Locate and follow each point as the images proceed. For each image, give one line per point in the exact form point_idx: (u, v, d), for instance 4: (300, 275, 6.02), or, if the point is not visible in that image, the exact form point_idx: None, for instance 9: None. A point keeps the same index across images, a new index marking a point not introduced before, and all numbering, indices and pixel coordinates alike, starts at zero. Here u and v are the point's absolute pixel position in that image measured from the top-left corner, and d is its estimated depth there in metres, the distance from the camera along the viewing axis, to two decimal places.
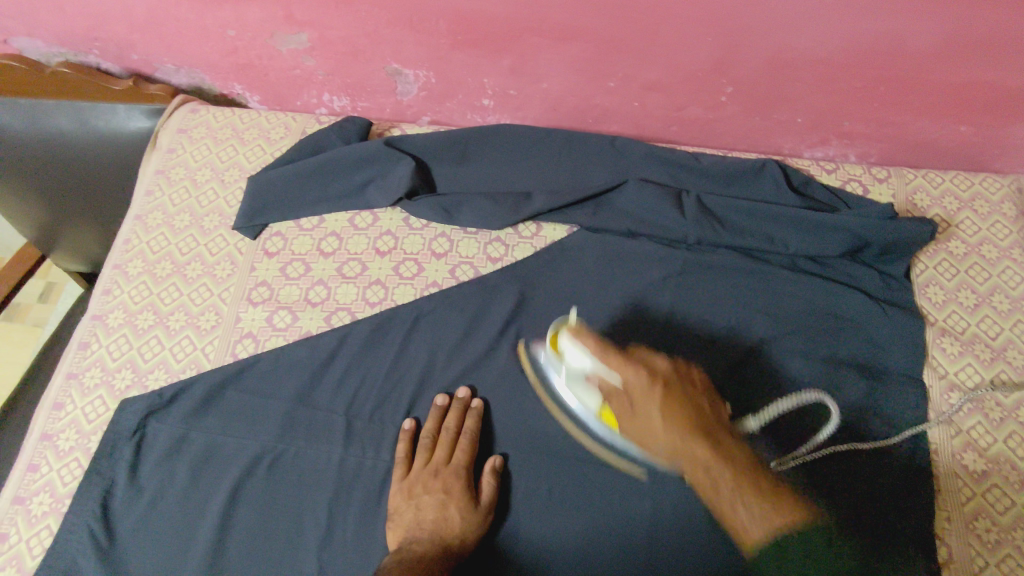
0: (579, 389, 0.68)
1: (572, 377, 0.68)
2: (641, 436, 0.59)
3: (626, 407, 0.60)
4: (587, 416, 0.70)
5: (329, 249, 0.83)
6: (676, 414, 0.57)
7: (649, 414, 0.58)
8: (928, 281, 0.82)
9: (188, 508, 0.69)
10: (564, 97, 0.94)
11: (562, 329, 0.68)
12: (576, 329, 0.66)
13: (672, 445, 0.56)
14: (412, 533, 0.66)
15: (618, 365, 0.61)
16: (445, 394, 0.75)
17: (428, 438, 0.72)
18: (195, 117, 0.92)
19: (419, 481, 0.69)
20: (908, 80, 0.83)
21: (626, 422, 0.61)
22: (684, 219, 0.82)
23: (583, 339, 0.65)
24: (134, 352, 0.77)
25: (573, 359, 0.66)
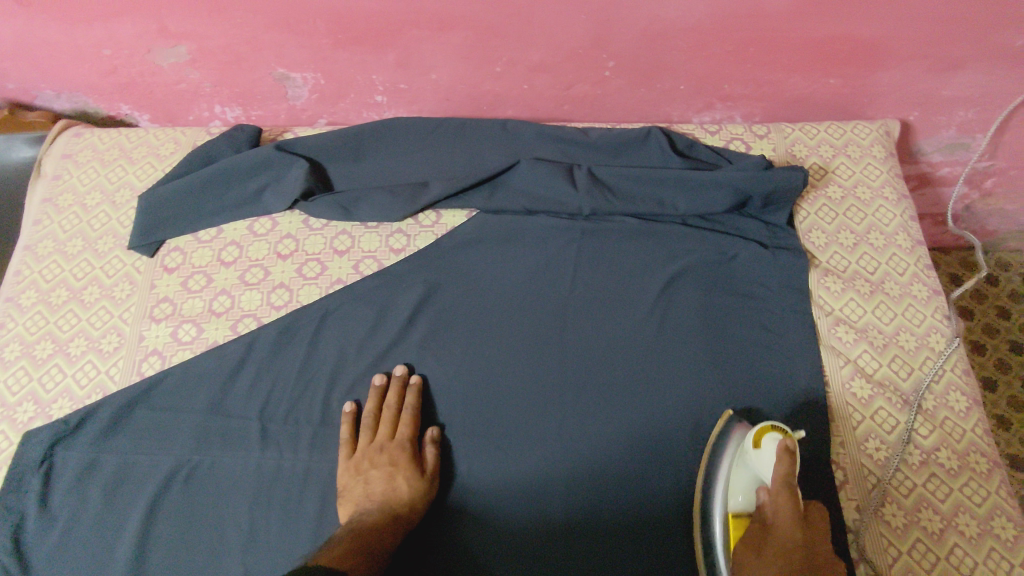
0: (733, 490, 0.67)
1: (746, 470, 0.67)
2: (756, 559, 0.59)
3: (760, 533, 0.61)
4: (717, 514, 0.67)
5: (230, 259, 0.83)
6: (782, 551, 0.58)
7: (766, 547, 0.59)
8: (811, 227, 0.88)
9: (104, 532, 0.69)
10: (455, 86, 0.95)
11: (774, 431, 0.66)
12: (786, 437, 0.65)
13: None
14: (362, 505, 0.67)
15: (778, 492, 0.62)
16: (383, 374, 0.76)
17: (370, 417, 0.73)
18: (79, 141, 0.90)
19: (367, 457, 0.71)
20: (772, 40, 0.88)
21: (741, 551, 0.61)
22: (577, 190, 0.84)
23: (779, 462, 0.63)
24: (34, 384, 0.75)
25: (765, 465, 0.65)
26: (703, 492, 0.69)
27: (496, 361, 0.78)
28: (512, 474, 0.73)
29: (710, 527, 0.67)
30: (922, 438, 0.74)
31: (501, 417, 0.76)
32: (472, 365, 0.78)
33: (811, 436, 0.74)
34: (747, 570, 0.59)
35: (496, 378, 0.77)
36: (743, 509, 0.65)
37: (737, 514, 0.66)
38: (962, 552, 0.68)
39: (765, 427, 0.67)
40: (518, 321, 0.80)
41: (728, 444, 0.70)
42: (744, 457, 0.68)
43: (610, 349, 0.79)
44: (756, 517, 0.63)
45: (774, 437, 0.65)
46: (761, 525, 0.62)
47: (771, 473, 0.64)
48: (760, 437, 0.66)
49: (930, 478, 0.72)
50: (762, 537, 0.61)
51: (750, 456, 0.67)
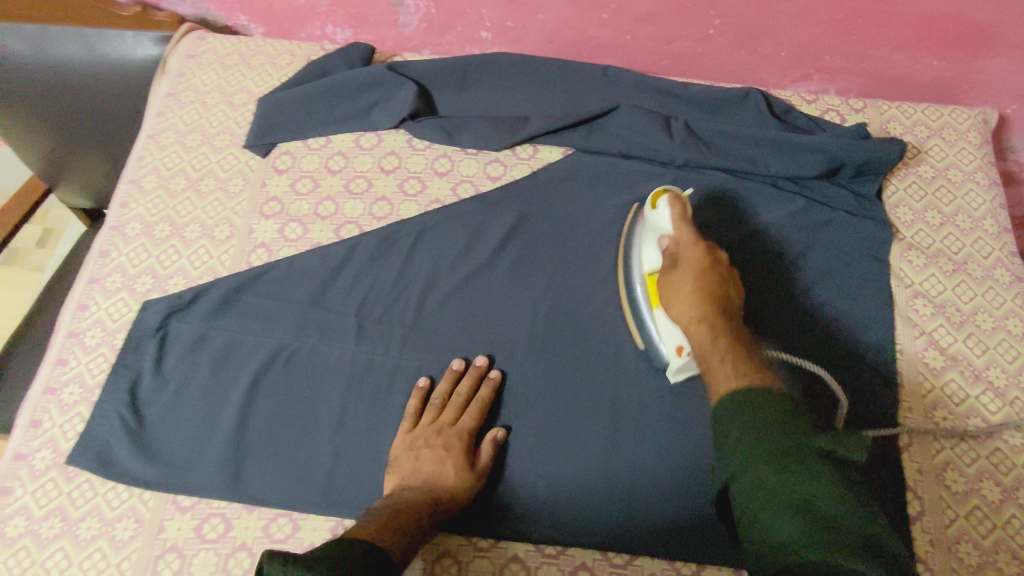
0: (645, 251, 0.76)
1: (652, 232, 0.76)
2: (676, 303, 0.67)
3: (675, 266, 0.69)
4: (640, 293, 0.76)
5: (337, 168, 0.87)
6: (704, 276, 0.66)
7: (683, 280, 0.67)
8: (898, 203, 0.89)
9: (211, 399, 0.74)
10: (559, 29, 0.98)
11: (666, 190, 0.76)
12: (675, 194, 0.75)
13: (687, 302, 0.65)
14: (406, 481, 0.68)
15: (681, 240, 0.71)
16: (463, 360, 0.77)
17: (440, 399, 0.74)
18: (203, 44, 0.94)
19: (423, 437, 0.71)
20: (884, 12, 0.89)
21: (664, 283, 0.70)
22: (671, 139, 0.87)
23: (676, 216, 0.72)
24: (153, 260, 0.80)
25: (662, 218, 0.74)
26: (630, 299, 0.78)
27: (581, 291, 0.82)
28: (589, 397, 0.77)
29: (634, 297, 0.77)
30: (989, 414, 0.76)
31: (581, 343, 0.80)
32: (559, 293, 0.82)
33: (873, 391, 0.78)
34: (673, 291, 0.68)
35: (582, 308, 0.81)
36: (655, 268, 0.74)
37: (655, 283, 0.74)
38: (1020, 524, 0.71)
39: (661, 192, 0.76)
40: (605, 257, 0.84)
41: (638, 224, 0.79)
42: (647, 221, 0.77)
43: None
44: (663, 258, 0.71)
45: (667, 195, 0.75)
46: (674, 261, 0.70)
47: (670, 223, 0.73)
48: (656, 200, 0.76)
49: (994, 452, 0.74)
50: (680, 260, 0.69)
51: (650, 217, 0.76)
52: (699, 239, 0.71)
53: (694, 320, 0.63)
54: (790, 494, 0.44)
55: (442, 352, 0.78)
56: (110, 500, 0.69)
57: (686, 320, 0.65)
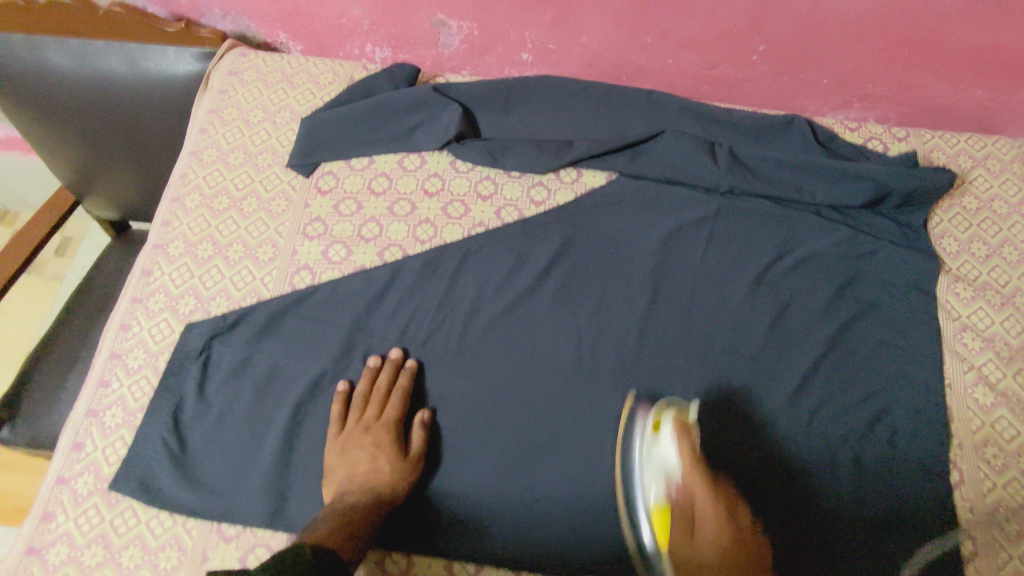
0: (647, 481, 0.70)
1: (653, 463, 0.70)
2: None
3: (693, 535, 0.65)
4: (640, 492, 0.70)
5: (380, 189, 0.86)
6: (733, 550, 0.63)
7: (707, 554, 0.63)
8: (943, 233, 0.88)
9: (255, 424, 0.72)
10: (601, 53, 0.98)
11: (671, 416, 0.71)
12: (681, 426, 0.69)
13: (709, 547, 0.64)
14: (346, 486, 0.68)
15: (707, 502, 0.66)
16: (376, 356, 0.77)
17: (360, 397, 0.74)
18: (245, 61, 0.94)
19: (353, 438, 0.71)
20: (932, 42, 0.88)
21: (677, 538, 0.65)
22: (718, 166, 0.86)
23: (683, 446, 0.68)
24: (196, 281, 0.80)
25: (668, 453, 0.69)
26: (625, 499, 0.71)
27: (627, 320, 0.81)
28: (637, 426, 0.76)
29: (632, 497, 0.71)
30: None
31: (626, 372, 0.79)
32: (604, 322, 0.81)
33: (920, 426, 0.77)
34: (694, 554, 0.64)
35: (628, 338, 0.81)
36: (663, 502, 0.68)
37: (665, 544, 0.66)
38: None
39: (664, 414, 0.72)
40: (650, 286, 0.83)
41: (635, 434, 0.73)
42: (648, 450, 0.71)
43: (732, 325, 0.82)
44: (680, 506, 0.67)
45: (671, 421, 0.70)
46: (693, 526, 0.66)
47: (677, 458, 0.68)
48: (659, 426, 0.71)
49: None
50: (696, 524, 0.66)
51: (651, 446, 0.70)
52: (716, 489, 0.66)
53: None
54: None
55: (486, 379, 0.77)
56: (153, 528, 0.68)
57: None
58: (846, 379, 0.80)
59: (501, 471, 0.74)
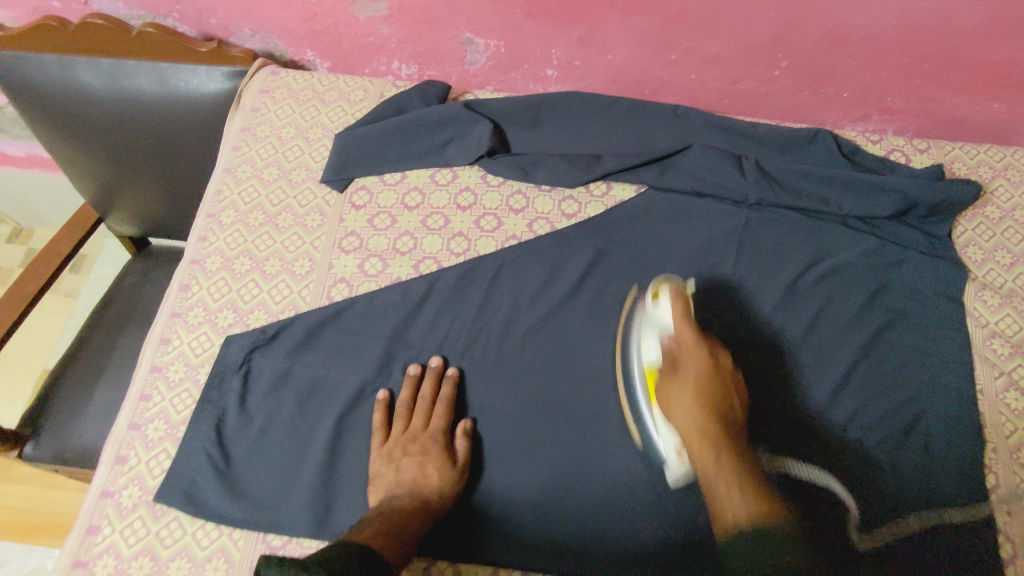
0: (643, 346, 0.76)
1: (650, 324, 0.76)
2: (678, 416, 0.68)
3: (676, 369, 0.71)
4: (635, 369, 0.76)
5: (414, 204, 0.87)
6: (707, 387, 0.68)
7: (687, 398, 0.69)
8: (968, 242, 0.89)
9: (297, 436, 0.73)
10: (625, 68, 0.99)
11: (668, 286, 0.76)
12: (675, 287, 0.76)
13: (698, 448, 0.65)
14: (393, 491, 0.68)
15: (693, 340, 0.72)
16: (419, 365, 0.78)
17: (404, 406, 0.75)
18: (276, 79, 0.95)
19: (399, 445, 0.72)
20: (950, 57, 0.90)
21: (665, 389, 0.71)
22: (745, 178, 0.88)
23: (677, 308, 0.74)
24: (234, 294, 0.80)
25: (665, 313, 0.75)
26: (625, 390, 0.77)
27: None
28: None
29: (632, 391, 0.76)
30: None
31: None
32: None
33: (951, 430, 0.79)
34: (678, 402, 0.69)
35: None
36: (654, 361, 0.74)
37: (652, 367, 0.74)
38: None
39: (661, 284, 0.78)
40: None
41: (637, 316, 0.79)
42: (647, 314, 0.77)
43: (763, 333, 0.83)
44: (669, 364, 0.72)
45: (668, 289, 0.76)
46: (675, 364, 0.72)
47: (671, 320, 0.74)
48: (658, 293, 0.77)
49: None
50: (679, 364, 0.71)
51: (651, 311, 0.77)
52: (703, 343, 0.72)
53: (696, 434, 0.66)
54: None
55: (524, 390, 0.78)
56: (199, 539, 0.68)
57: (687, 432, 0.67)
58: (875, 384, 0.81)
59: (539, 484, 0.74)
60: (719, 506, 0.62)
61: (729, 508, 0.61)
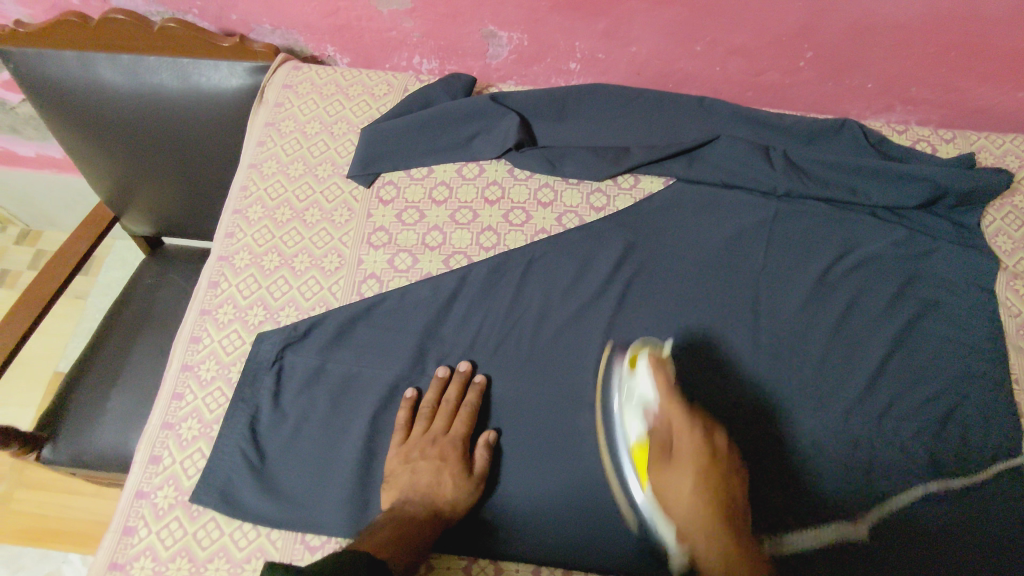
0: (625, 414, 0.73)
1: (633, 400, 0.73)
2: (672, 502, 0.66)
3: (669, 454, 0.68)
4: (619, 443, 0.73)
5: (441, 198, 0.87)
6: (707, 471, 0.66)
7: (682, 485, 0.66)
8: (997, 231, 0.89)
9: (333, 433, 0.72)
10: (649, 61, 0.99)
11: (646, 355, 0.75)
12: (654, 360, 0.74)
13: (708, 550, 0.63)
14: (406, 495, 0.68)
15: (683, 420, 0.69)
16: (447, 367, 0.76)
17: (428, 407, 0.74)
18: (299, 74, 0.93)
19: (417, 447, 0.71)
20: (978, 46, 0.90)
21: (656, 473, 0.68)
22: (774, 170, 0.87)
23: (659, 377, 0.72)
24: (263, 291, 0.80)
25: (642, 381, 0.73)
26: (607, 435, 0.74)
27: (691, 324, 0.82)
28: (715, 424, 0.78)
29: (619, 462, 0.73)
30: None
31: (692, 372, 0.81)
32: (667, 326, 0.82)
33: (983, 421, 0.79)
34: (672, 487, 0.66)
35: (693, 340, 0.81)
36: (640, 438, 0.71)
37: (640, 444, 0.71)
38: None
39: (638, 353, 0.76)
40: (715, 288, 0.84)
41: (613, 373, 0.77)
42: (626, 385, 0.75)
43: (796, 325, 0.83)
44: (655, 438, 0.70)
45: (647, 359, 0.74)
46: (666, 448, 0.69)
47: (653, 390, 0.72)
48: (635, 363, 0.75)
49: None
50: (673, 450, 0.68)
51: (630, 380, 0.74)
52: (694, 420, 0.69)
53: (699, 524, 0.64)
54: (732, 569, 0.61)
55: (558, 385, 0.77)
56: (238, 540, 0.67)
57: (686, 530, 0.65)
58: (908, 375, 0.81)
59: (574, 482, 0.73)
60: None
61: None
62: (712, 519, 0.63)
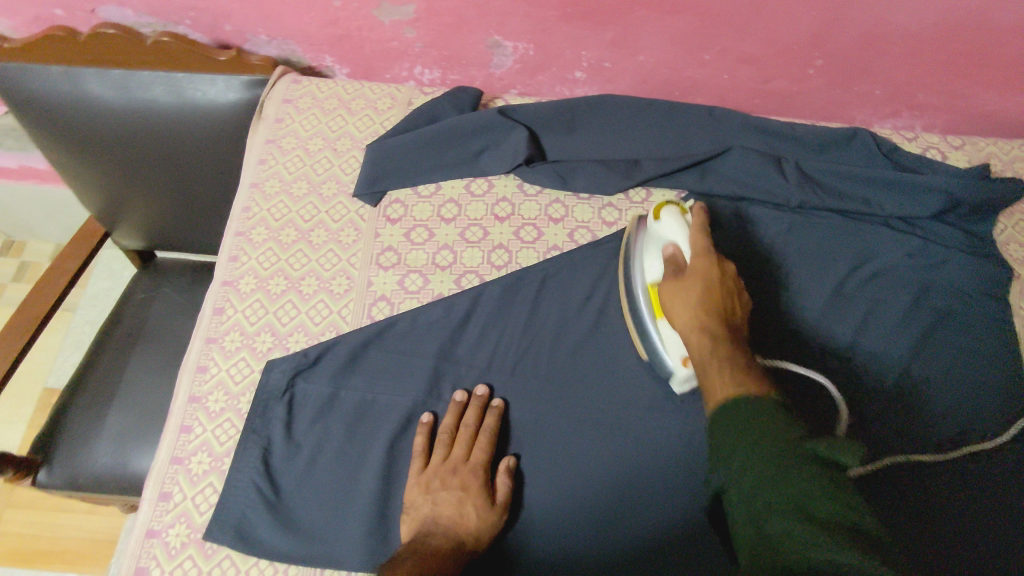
0: (645, 260, 0.73)
1: (653, 241, 0.73)
2: (679, 308, 0.65)
3: (678, 273, 0.68)
4: (636, 285, 0.74)
5: (450, 216, 0.85)
6: (712, 286, 0.65)
7: (687, 296, 0.65)
8: (1009, 240, 0.89)
9: (348, 463, 0.71)
10: (656, 69, 0.97)
11: (671, 205, 0.73)
12: (681, 208, 0.73)
13: (695, 327, 0.63)
14: (429, 527, 0.66)
15: (699, 250, 0.68)
16: (464, 391, 0.75)
17: (446, 434, 0.72)
18: (299, 88, 0.91)
19: (437, 476, 0.69)
20: (989, 53, 0.89)
21: (664, 287, 0.68)
22: (787, 181, 0.86)
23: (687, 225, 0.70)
24: (271, 317, 0.78)
25: (666, 230, 0.72)
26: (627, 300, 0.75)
27: None
28: None
29: (635, 304, 0.74)
30: None
31: None
32: None
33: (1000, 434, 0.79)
34: (676, 299, 0.65)
35: None
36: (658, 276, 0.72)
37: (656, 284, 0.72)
38: None
39: (663, 204, 0.75)
40: None
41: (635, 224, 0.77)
42: (648, 232, 0.74)
43: (813, 339, 0.82)
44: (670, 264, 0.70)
45: (672, 208, 0.73)
46: (677, 271, 0.68)
47: (681, 233, 0.71)
48: (660, 210, 0.74)
49: None
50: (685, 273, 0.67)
51: (654, 227, 0.74)
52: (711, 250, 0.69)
53: (697, 322, 0.63)
54: (788, 489, 0.46)
55: (576, 407, 0.75)
56: None
57: (688, 331, 0.64)
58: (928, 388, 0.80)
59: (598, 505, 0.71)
60: (710, 386, 0.58)
61: (721, 385, 0.57)
62: (711, 318, 0.62)
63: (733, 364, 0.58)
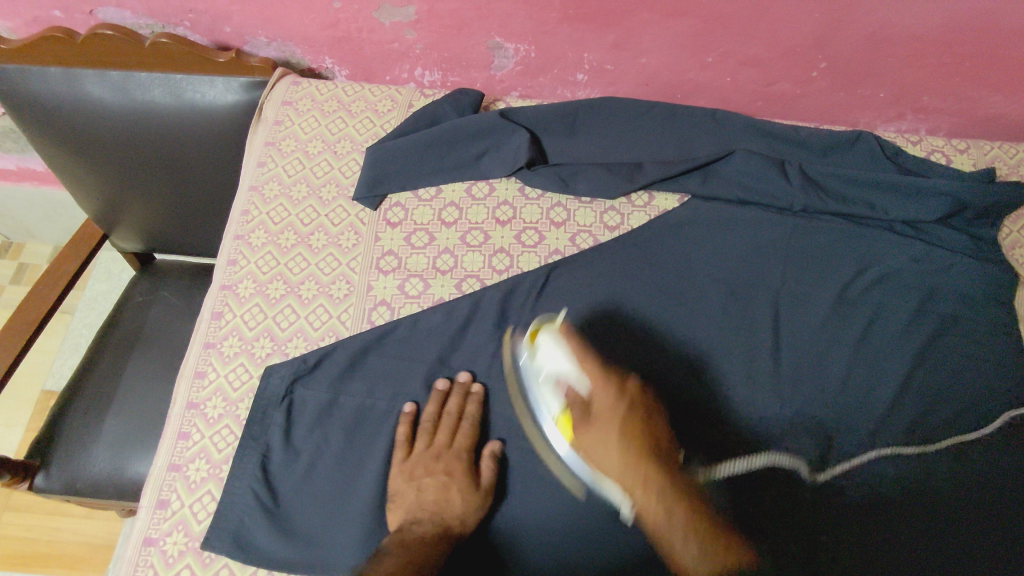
0: (541, 392, 0.67)
1: (542, 377, 0.67)
2: (607, 460, 0.59)
3: (588, 409, 0.62)
4: (545, 423, 0.67)
5: (451, 219, 0.84)
6: (631, 423, 0.61)
7: (608, 444, 0.59)
8: (1014, 244, 0.88)
9: (347, 470, 0.70)
10: (658, 72, 0.96)
11: (546, 327, 0.69)
12: (557, 329, 0.68)
13: (648, 486, 0.56)
14: (413, 514, 0.66)
15: (591, 374, 0.64)
16: (446, 379, 0.74)
17: (429, 422, 0.72)
18: (299, 89, 0.90)
19: (421, 464, 0.70)
20: (994, 56, 0.89)
21: (585, 434, 0.61)
22: (791, 186, 0.85)
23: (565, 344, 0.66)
24: (270, 322, 0.77)
25: (543, 361, 0.67)
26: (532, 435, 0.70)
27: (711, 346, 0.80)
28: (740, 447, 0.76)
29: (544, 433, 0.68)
30: None
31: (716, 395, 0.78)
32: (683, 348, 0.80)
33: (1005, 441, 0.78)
34: (595, 448, 0.60)
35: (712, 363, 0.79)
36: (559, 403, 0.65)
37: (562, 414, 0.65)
38: None
39: (537, 328, 0.71)
40: (734, 307, 0.82)
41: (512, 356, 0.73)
42: (528, 367, 0.69)
43: (816, 344, 0.81)
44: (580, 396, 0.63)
45: (547, 333, 0.68)
46: (586, 406, 0.63)
47: (566, 358, 0.65)
48: (535, 341, 0.69)
49: None
50: (590, 413, 0.62)
51: (534, 363, 0.68)
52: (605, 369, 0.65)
53: (634, 478, 0.57)
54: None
55: None
56: None
57: (627, 483, 0.58)
58: (931, 395, 0.80)
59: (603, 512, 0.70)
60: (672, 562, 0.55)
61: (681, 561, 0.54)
62: (650, 456, 0.58)
63: (691, 516, 0.55)
